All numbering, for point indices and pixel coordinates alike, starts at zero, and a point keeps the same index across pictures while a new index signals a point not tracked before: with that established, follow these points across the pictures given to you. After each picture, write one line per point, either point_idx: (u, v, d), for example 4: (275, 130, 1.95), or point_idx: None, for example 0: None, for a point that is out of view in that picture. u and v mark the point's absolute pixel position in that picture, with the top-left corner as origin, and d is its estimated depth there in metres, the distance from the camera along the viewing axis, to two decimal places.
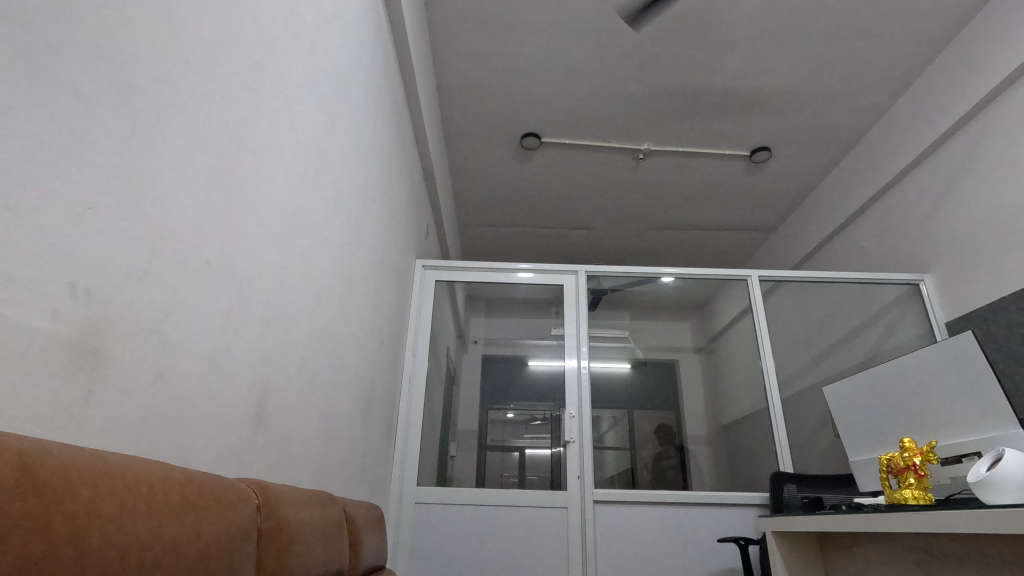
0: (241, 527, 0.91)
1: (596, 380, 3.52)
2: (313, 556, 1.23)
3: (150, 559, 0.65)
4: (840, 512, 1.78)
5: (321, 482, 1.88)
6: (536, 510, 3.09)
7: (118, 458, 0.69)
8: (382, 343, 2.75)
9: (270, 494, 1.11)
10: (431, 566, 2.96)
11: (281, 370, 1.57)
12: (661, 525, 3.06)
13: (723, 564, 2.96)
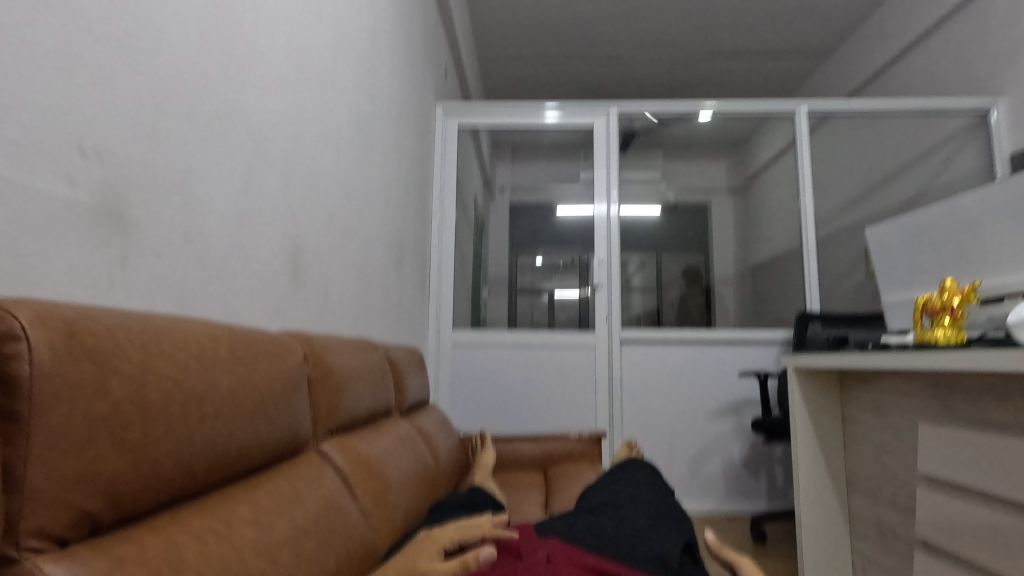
0: (290, 374, 0.98)
1: (625, 226, 3.45)
2: (361, 396, 1.34)
3: (210, 409, 0.70)
4: (864, 352, 1.82)
5: (362, 329, 1.99)
6: (566, 350, 3.26)
7: (163, 319, 0.72)
8: (408, 195, 2.71)
9: (314, 345, 1.17)
10: (469, 398, 3.25)
11: (311, 226, 1.57)
12: (686, 361, 3.22)
13: (741, 395, 3.17)
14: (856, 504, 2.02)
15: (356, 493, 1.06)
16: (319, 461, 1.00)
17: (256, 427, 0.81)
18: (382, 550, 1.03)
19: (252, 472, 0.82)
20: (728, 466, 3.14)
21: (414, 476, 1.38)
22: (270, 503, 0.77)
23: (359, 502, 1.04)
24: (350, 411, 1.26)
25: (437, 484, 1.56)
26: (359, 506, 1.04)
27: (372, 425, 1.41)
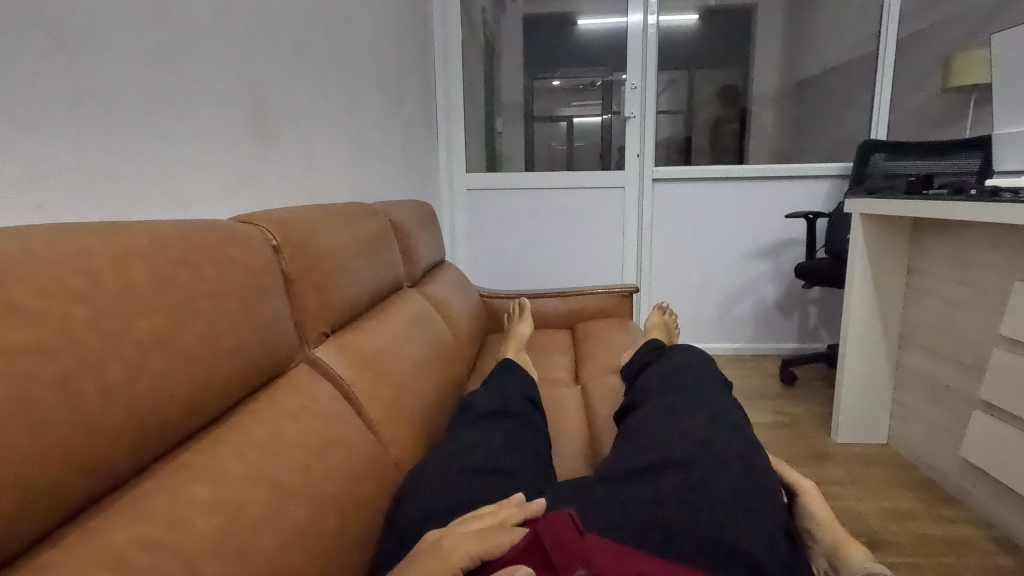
0: (254, 283, 0.74)
1: (663, 40, 2.87)
2: (361, 280, 1.13)
3: (116, 372, 0.49)
4: (959, 197, 1.51)
5: (359, 186, 1.72)
6: (591, 192, 2.96)
7: (17, 245, 0.47)
8: (399, 9, 2.20)
9: (292, 229, 0.93)
10: (488, 247, 3.07)
11: (272, 62, 1.21)
12: (725, 201, 2.91)
13: (783, 235, 2.90)
14: (908, 358, 1.88)
15: (363, 406, 0.89)
16: (311, 379, 0.82)
17: (206, 371, 0.60)
18: (399, 467, 0.89)
19: (215, 422, 0.63)
20: (761, 308, 3.00)
21: (432, 362, 1.23)
22: (240, 467, 0.59)
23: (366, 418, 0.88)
24: (349, 302, 1.05)
25: (458, 363, 1.43)
26: (365, 423, 0.88)
27: (379, 308, 1.22)
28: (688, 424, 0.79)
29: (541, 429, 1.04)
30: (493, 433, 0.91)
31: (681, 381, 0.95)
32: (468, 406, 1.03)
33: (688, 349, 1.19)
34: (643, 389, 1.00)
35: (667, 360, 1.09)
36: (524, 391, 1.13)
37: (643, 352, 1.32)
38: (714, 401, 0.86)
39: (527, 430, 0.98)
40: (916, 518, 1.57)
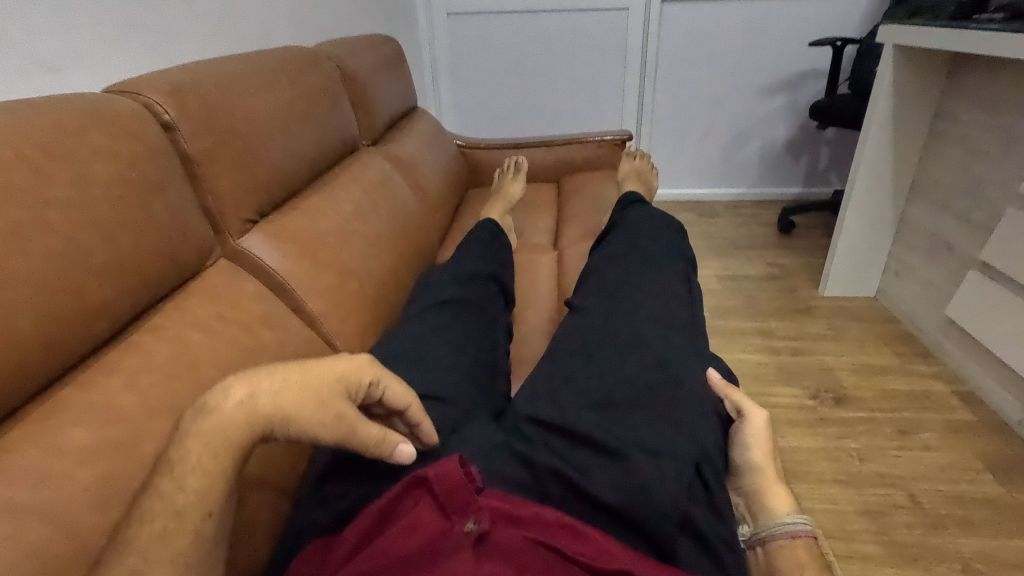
0: (140, 186, 0.63)
1: None
2: (298, 149, 0.99)
3: None
4: (1010, 27, 1.26)
5: (304, 21, 1.46)
6: (590, 15, 2.57)
7: None
8: None
9: (190, 97, 0.77)
10: (473, 84, 2.77)
11: None
12: (744, 24, 2.53)
13: (805, 66, 2.57)
14: (914, 212, 1.77)
15: (301, 303, 0.83)
16: (232, 282, 0.74)
17: (80, 297, 0.53)
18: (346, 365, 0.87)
19: (106, 346, 0.58)
20: (769, 151, 2.78)
21: (392, 236, 1.13)
22: (134, 400, 0.54)
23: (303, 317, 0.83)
24: (284, 179, 0.93)
25: (426, 231, 1.34)
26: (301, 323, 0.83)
27: (327, 178, 1.09)
28: (631, 342, 0.72)
29: (503, 315, 0.98)
30: (439, 328, 0.85)
31: (638, 275, 0.84)
32: (423, 293, 0.97)
33: (659, 214, 1.05)
34: (598, 269, 0.90)
35: (634, 235, 0.97)
36: (486, 268, 1.05)
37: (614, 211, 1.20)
38: (668, 313, 0.77)
39: (482, 320, 0.91)
40: (887, 374, 1.59)
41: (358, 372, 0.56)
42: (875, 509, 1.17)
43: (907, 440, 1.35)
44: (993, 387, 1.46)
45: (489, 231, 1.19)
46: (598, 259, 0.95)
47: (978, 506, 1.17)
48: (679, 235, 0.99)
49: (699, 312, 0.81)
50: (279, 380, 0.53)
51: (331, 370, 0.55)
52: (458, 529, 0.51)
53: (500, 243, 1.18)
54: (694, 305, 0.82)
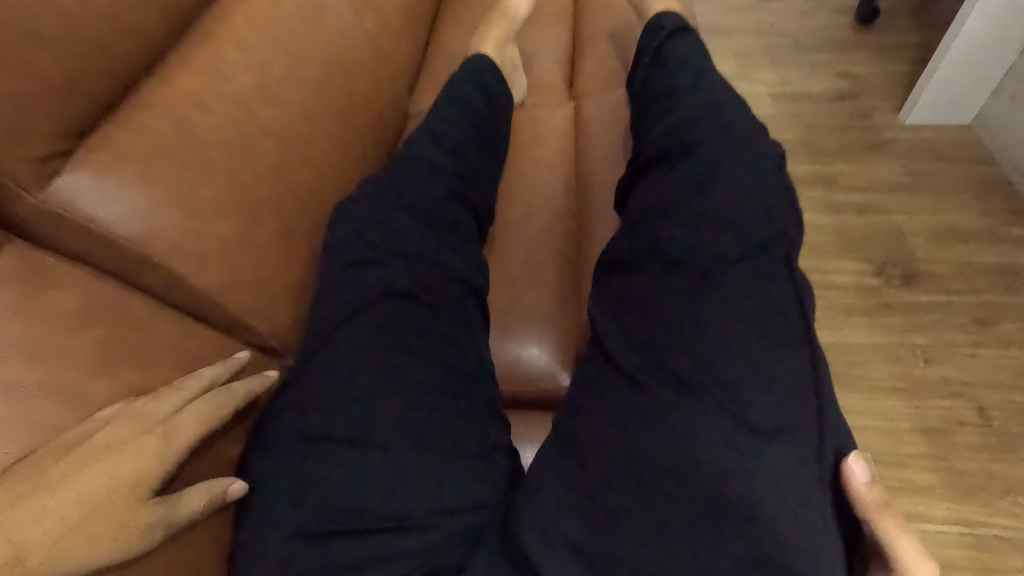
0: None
1: None
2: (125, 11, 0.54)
3: None
4: None
5: None
6: None
7: None
8: None
9: None
10: None
11: None
12: None
13: None
14: None
15: (180, 278, 0.54)
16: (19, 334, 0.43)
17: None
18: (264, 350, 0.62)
19: None
20: None
21: (326, 108, 0.75)
22: None
23: (187, 299, 0.56)
24: (127, 53, 0.55)
25: (388, 83, 0.90)
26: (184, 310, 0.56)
27: (212, 15, 0.68)
28: (690, 475, 0.50)
29: (475, 251, 0.67)
30: (392, 335, 0.57)
31: (710, 304, 0.56)
32: (340, 224, 0.63)
33: (733, 106, 0.67)
34: (644, 278, 0.61)
35: (702, 175, 0.62)
36: (452, 168, 0.70)
37: (641, 49, 0.77)
38: (756, 398, 0.51)
39: (455, 296, 0.62)
40: (972, 240, 1.29)
41: (156, 466, 0.44)
42: (938, 427, 1.02)
43: (984, 335, 1.14)
44: None
45: (472, 84, 0.79)
46: (643, 231, 0.63)
47: None
48: (782, 173, 0.62)
49: (817, 372, 0.53)
50: (28, 467, 0.40)
51: (112, 468, 0.42)
52: None
53: (487, 106, 0.79)
54: (809, 358, 0.53)
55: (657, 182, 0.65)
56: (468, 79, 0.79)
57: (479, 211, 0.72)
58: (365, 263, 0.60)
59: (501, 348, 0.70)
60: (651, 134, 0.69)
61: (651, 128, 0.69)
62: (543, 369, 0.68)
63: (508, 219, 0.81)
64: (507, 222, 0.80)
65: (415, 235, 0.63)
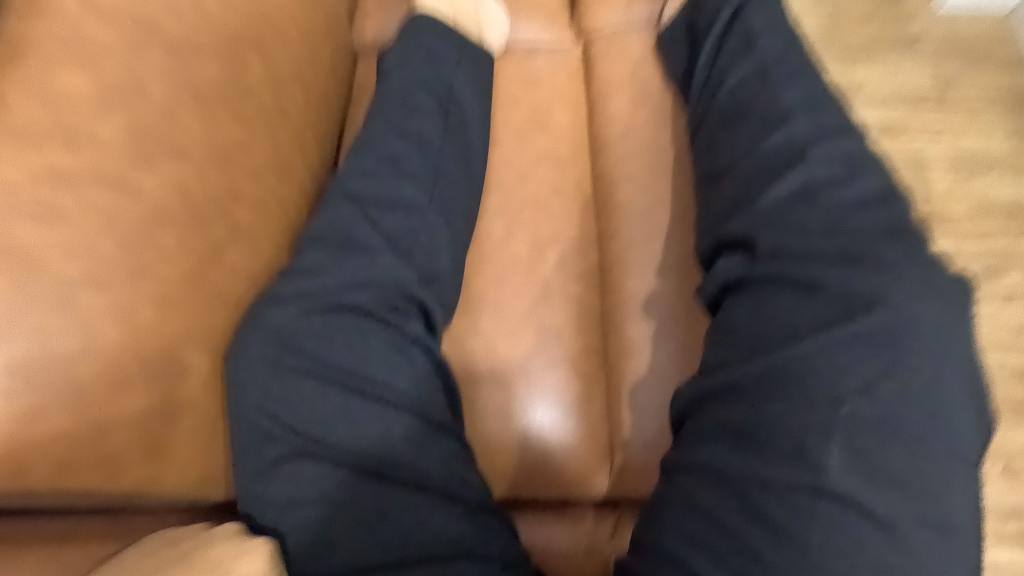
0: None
1: None
2: None
3: None
4: None
5: None
6: None
7: None
8: None
9: None
10: None
11: None
12: None
13: None
14: None
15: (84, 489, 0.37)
16: None
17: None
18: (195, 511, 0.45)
19: None
20: None
21: (243, 128, 0.51)
22: None
23: (118, 500, 0.39)
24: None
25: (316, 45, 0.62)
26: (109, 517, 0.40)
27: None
28: None
29: (423, 365, 0.51)
30: (371, 548, 0.44)
31: (850, 548, 0.38)
32: (250, 383, 0.46)
33: (888, 203, 0.48)
34: (769, 482, 0.41)
35: (864, 329, 0.42)
36: (386, 251, 0.54)
37: (727, 58, 0.61)
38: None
39: (428, 448, 0.48)
40: (994, 169, 1.16)
41: None
42: None
43: (988, 288, 1.08)
44: None
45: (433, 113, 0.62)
46: (772, 402, 0.43)
47: None
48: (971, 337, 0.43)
49: None
50: None
51: None
52: None
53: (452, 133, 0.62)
54: None
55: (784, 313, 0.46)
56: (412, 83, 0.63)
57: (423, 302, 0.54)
58: (305, 450, 0.46)
59: (499, 450, 0.57)
60: (757, 213, 0.51)
61: (754, 199, 0.52)
62: (563, 472, 0.57)
63: (511, 255, 0.63)
64: (510, 260, 0.62)
65: (348, 382, 0.48)
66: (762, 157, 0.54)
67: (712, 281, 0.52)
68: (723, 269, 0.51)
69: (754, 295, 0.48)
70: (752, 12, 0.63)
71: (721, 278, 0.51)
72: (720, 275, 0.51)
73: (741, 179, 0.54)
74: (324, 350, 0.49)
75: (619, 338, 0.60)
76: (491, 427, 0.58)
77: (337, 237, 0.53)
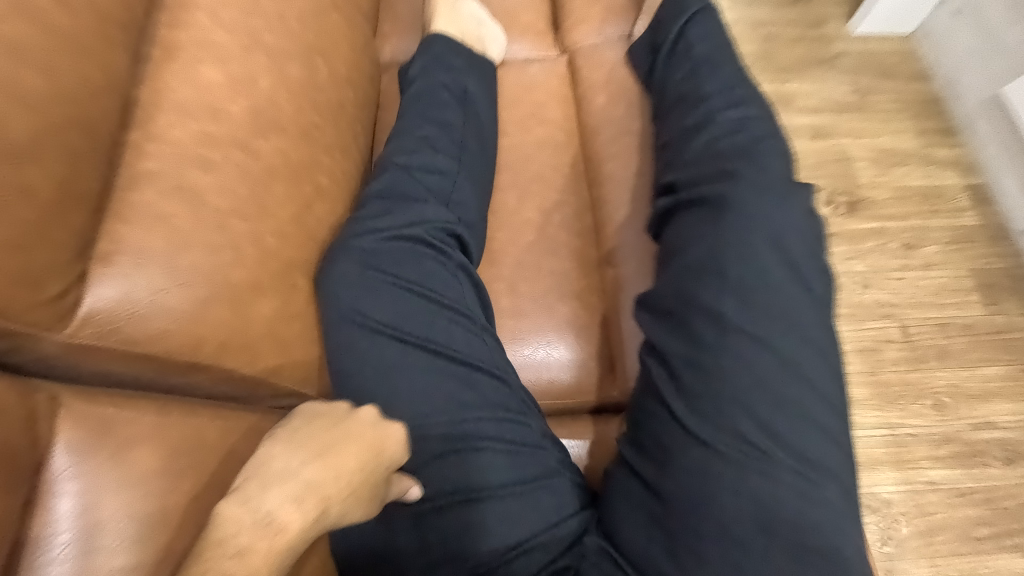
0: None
1: None
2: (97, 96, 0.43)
3: None
4: None
5: None
6: None
7: None
8: None
9: None
10: None
11: None
12: None
13: None
14: None
15: (233, 373, 0.50)
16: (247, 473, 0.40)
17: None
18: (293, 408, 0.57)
19: None
20: None
21: (320, 114, 0.65)
22: None
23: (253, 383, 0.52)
24: (104, 118, 0.44)
25: (359, 56, 0.77)
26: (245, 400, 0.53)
27: (167, 15, 0.54)
28: (752, 519, 0.54)
29: (467, 282, 0.65)
30: (439, 408, 0.59)
31: (757, 363, 0.57)
32: (337, 293, 0.59)
33: (767, 145, 0.69)
34: (703, 333, 0.60)
35: (755, 226, 0.62)
36: (431, 200, 0.68)
37: (682, 60, 0.79)
38: (820, 460, 0.56)
39: (477, 336, 0.62)
40: (907, 163, 1.38)
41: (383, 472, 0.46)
42: (870, 346, 1.19)
43: (909, 259, 1.28)
44: (1012, 188, 1.31)
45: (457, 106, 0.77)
46: (701, 284, 0.62)
47: (960, 334, 1.21)
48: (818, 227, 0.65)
49: (839, 410, 0.58)
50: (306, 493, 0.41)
51: (361, 463, 0.45)
52: None
53: (471, 123, 0.77)
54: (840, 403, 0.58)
55: (714, 229, 0.64)
56: (435, 84, 0.78)
57: (462, 237, 0.68)
58: (384, 333, 0.60)
59: (527, 366, 0.72)
60: (684, 162, 0.70)
61: (684, 149, 0.71)
62: (575, 380, 0.72)
63: (523, 218, 0.78)
64: (523, 222, 0.77)
65: (411, 288, 0.62)
66: (693, 124, 0.72)
67: (655, 214, 0.71)
68: (662, 204, 0.70)
69: (689, 216, 0.67)
70: (699, 23, 0.81)
71: (660, 210, 0.70)
72: (660, 208, 0.70)
73: (675, 140, 0.73)
74: (392, 268, 0.63)
75: (612, 276, 0.75)
76: (515, 352, 0.73)
77: (393, 191, 0.67)
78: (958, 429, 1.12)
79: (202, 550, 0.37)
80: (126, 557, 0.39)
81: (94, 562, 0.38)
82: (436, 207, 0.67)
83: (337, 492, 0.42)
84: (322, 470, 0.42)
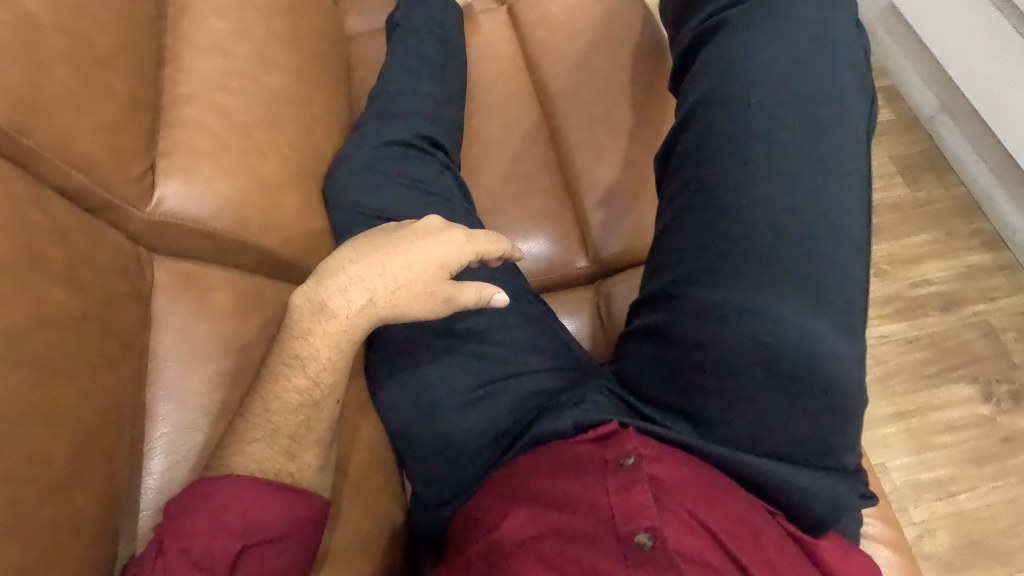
0: (5, 265, 0.38)
1: None
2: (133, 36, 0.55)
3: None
4: None
5: None
6: None
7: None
8: None
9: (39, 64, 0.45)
10: None
11: None
12: None
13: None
14: None
15: (273, 252, 0.61)
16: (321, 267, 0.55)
17: (83, 482, 0.40)
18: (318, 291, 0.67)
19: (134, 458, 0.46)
20: None
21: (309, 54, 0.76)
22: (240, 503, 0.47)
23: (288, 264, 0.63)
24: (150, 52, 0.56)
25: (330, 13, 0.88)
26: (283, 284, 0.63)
27: None
28: (751, 327, 0.57)
29: (449, 178, 0.78)
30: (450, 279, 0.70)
31: (767, 175, 0.59)
32: (341, 189, 0.71)
33: None
34: (718, 154, 0.61)
35: (779, 50, 0.62)
36: (412, 117, 0.79)
37: None
38: (830, 269, 0.57)
39: (462, 218, 0.74)
40: None
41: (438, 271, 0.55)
42: None
43: None
44: (916, 82, 1.44)
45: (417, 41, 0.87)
46: (715, 108, 0.63)
47: (890, 212, 1.35)
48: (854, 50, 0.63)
49: (852, 224, 0.58)
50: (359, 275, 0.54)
51: (411, 263, 0.54)
52: (616, 463, 0.53)
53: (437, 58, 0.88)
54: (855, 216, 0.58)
55: (737, 53, 0.63)
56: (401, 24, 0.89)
57: (441, 145, 0.80)
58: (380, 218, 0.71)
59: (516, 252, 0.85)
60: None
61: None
62: (556, 258, 0.85)
63: (491, 135, 0.90)
64: (490, 138, 0.90)
65: (405, 184, 0.74)
66: None
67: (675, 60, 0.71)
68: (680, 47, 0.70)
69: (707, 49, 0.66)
70: None
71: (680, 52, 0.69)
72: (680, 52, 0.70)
73: None
74: (384, 168, 0.74)
75: (572, 170, 0.88)
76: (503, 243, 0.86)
77: (379, 113, 0.79)
78: (898, 289, 1.27)
79: (285, 339, 0.53)
80: (220, 364, 0.51)
81: (202, 354, 0.51)
82: (418, 123, 0.79)
83: (379, 286, 0.53)
84: (368, 266, 0.54)
